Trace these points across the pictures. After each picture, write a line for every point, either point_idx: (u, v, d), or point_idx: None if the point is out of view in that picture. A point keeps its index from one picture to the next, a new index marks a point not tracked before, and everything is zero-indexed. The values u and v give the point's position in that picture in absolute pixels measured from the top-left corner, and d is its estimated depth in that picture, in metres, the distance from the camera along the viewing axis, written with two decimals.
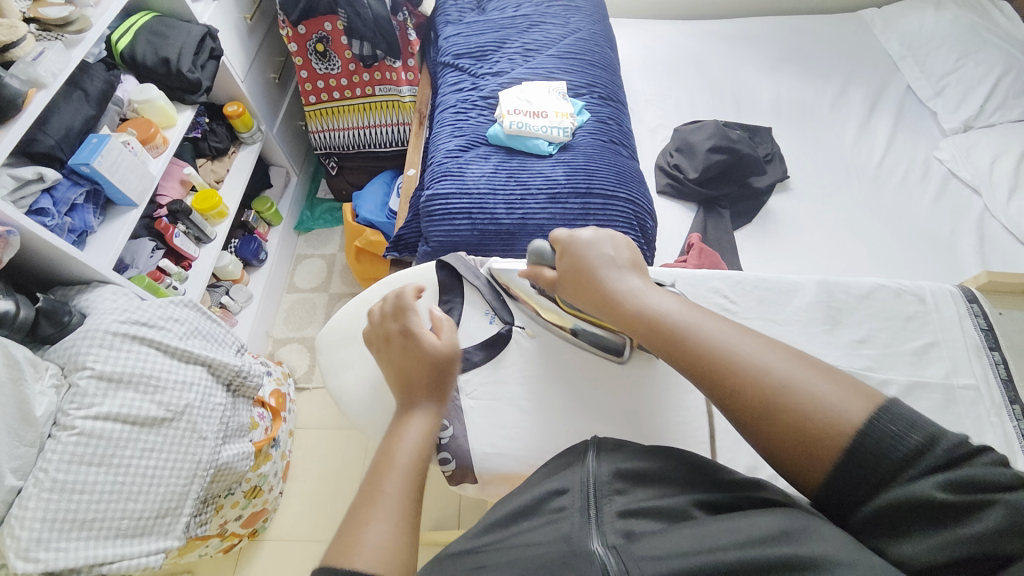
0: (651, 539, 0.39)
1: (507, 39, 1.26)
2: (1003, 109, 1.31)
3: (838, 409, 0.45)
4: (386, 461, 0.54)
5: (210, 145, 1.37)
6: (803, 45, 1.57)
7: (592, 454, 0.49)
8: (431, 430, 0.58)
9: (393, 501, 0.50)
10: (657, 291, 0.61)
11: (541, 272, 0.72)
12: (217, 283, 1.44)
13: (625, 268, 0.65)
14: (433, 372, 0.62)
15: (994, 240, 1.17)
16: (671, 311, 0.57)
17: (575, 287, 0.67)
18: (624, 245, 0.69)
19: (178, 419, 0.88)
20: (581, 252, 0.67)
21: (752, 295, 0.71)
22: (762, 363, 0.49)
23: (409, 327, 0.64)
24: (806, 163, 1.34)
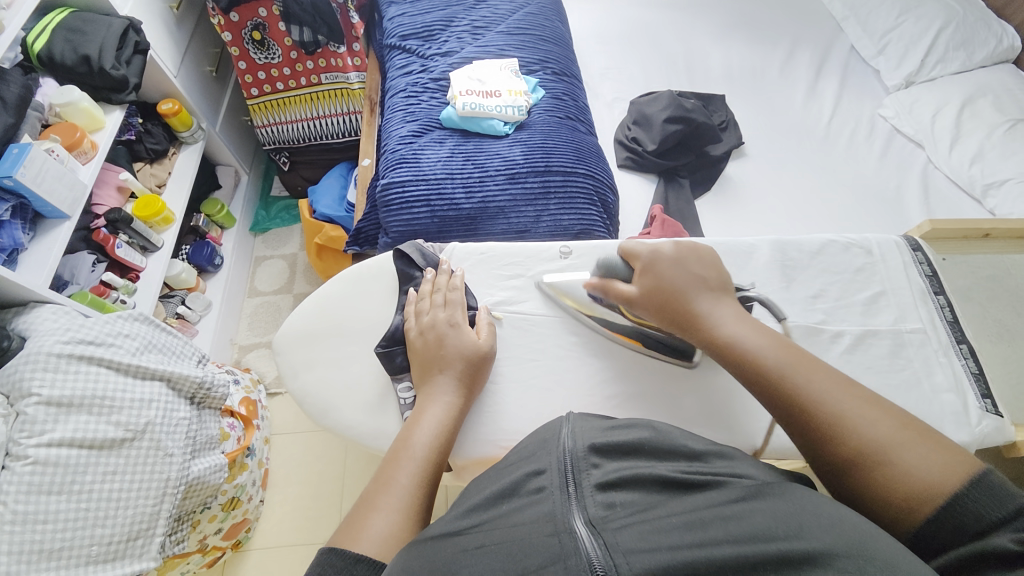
0: (632, 521, 0.39)
1: (454, 17, 1.22)
2: (943, 62, 1.33)
3: (937, 477, 0.44)
4: (404, 449, 0.54)
5: (147, 147, 1.28)
6: (752, 10, 1.58)
7: (568, 434, 0.49)
8: (453, 424, 0.57)
9: (406, 492, 0.50)
10: (749, 324, 0.58)
11: (613, 286, 0.66)
12: (170, 293, 1.36)
13: (714, 295, 0.61)
14: (467, 366, 0.61)
15: (936, 191, 1.22)
16: (767, 348, 0.54)
17: (656, 311, 0.63)
18: (709, 264, 0.64)
19: (141, 437, 0.84)
20: (666, 275, 0.62)
21: None
22: (867, 415, 0.48)
23: (453, 319, 0.64)
24: (759, 128, 1.36)
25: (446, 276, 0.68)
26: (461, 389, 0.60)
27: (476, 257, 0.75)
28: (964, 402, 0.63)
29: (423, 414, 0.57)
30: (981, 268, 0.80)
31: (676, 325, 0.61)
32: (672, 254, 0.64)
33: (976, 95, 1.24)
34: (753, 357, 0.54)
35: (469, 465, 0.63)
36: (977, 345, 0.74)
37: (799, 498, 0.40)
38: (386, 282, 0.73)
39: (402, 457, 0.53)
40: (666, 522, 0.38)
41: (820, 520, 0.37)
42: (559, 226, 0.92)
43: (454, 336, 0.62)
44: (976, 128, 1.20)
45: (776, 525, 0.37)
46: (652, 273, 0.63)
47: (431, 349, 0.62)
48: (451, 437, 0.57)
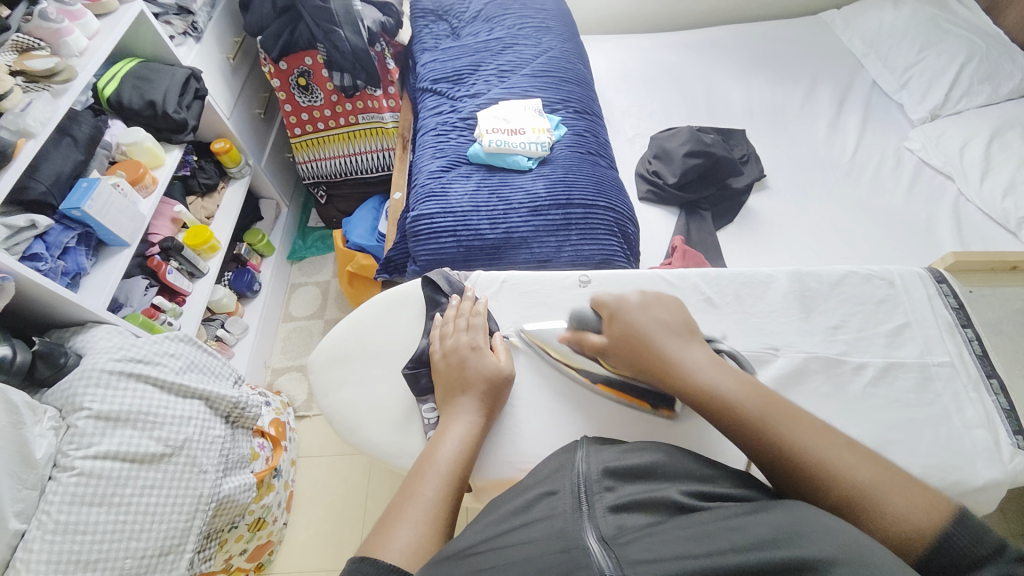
0: (644, 537, 0.39)
1: (482, 62, 1.31)
2: (968, 96, 1.33)
3: (916, 521, 0.46)
4: (428, 464, 0.56)
5: (200, 182, 1.40)
6: (775, 50, 1.63)
7: (582, 457, 0.51)
8: (471, 442, 0.59)
9: (430, 504, 0.52)
10: (723, 365, 0.59)
11: (586, 337, 0.67)
12: (211, 317, 1.45)
13: (682, 339, 0.62)
14: (488, 387, 0.63)
15: (969, 223, 1.20)
16: (741, 392, 0.55)
17: (631, 359, 0.63)
18: (674, 312, 0.66)
19: (178, 453, 0.89)
20: (635, 322, 0.64)
21: (729, 290, 0.74)
22: (841, 458, 0.49)
23: (475, 341, 0.66)
24: (782, 162, 1.38)
25: (469, 302, 0.71)
26: (483, 409, 0.62)
27: (498, 284, 0.77)
28: (996, 438, 0.61)
29: (446, 431, 0.59)
30: (1013, 300, 0.78)
31: (650, 371, 0.61)
32: (637, 302, 0.66)
33: (1004, 128, 1.23)
34: (730, 402, 0.54)
35: (487, 486, 0.65)
36: (1012, 382, 0.71)
37: (801, 510, 0.39)
38: (412, 308, 0.76)
39: (426, 472, 0.55)
40: (671, 535, 0.39)
41: (818, 527, 0.37)
42: (580, 255, 0.95)
43: (476, 359, 0.65)
44: (1007, 160, 1.19)
45: (774, 533, 0.37)
46: (620, 322, 0.65)
47: (454, 372, 0.64)
48: (473, 454, 0.59)
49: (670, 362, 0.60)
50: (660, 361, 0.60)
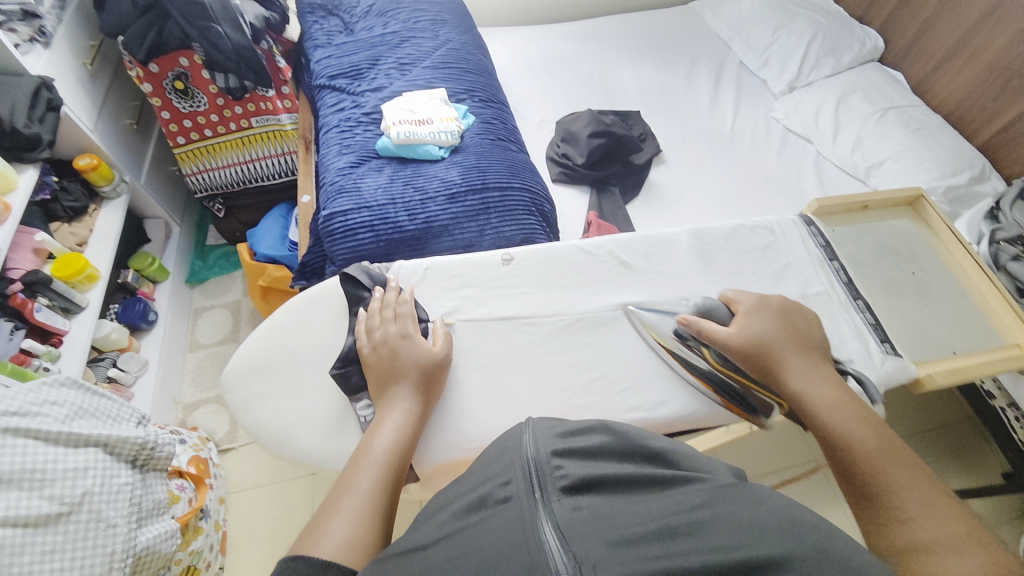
0: (599, 523, 0.41)
1: (380, 56, 1.28)
2: (818, 68, 1.54)
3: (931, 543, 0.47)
4: (364, 455, 0.55)
5: (64, 206, 1.22)
6: (656, 37, 1.77)
7: (531, 442, 0.51)
8: (409, 434, 0.59)
9: (365, 496, 0.51)
10: (837, 383, 0.63)
11: (708, 326, 0.69)
12: (100, 356, 1.27)
13: (804, 351, 0.67)
14: (423, 374, 0.63)
15: (830, 178, 1.40)
16: (850, 410, 0.60)
17: (750, 360, 0.66)
18: (811, 323, 0.70)
19: (78, 510, 0.79)
20: (766, 328, 0.67)
21: (639, 250, 0.79)
22: (916, 493, 0.52)
23: (408, 330, 0.65)
24: (673, 138, 1.51)
25: (394, 292, 0.69)
26: (418, 394, 0.62)
27: (422, 271, 0.75)
28: (867, 348, 0.72)
29: (382, 421, 0.59)
30: (868, 232, 0.90)
31: (762, 371, 0.66)
32: (778, 308, 0.70)
33: (848, 92, 1.45)
34: (829, 422, 0.60)
35: (438, 471, 0.64)
36: (873, 300, 0.83)
37: (758, 501, 0.43)
38: (336, 307, 0.72)
39: (362, 463, 0.55)
40: (635, 531, 0.40)
41: (780, 523, 0.41)
42: (502, 236, 0.95)
43: (408, 347, 0.64)
44: (853, 120, 1.40)
45: (739, 535, 0.40)
46: (751, 319, 0.68)
47: (385, 363, 0.63)
48: (411, 443, 0.59)
49: (789, 375, 0.64)
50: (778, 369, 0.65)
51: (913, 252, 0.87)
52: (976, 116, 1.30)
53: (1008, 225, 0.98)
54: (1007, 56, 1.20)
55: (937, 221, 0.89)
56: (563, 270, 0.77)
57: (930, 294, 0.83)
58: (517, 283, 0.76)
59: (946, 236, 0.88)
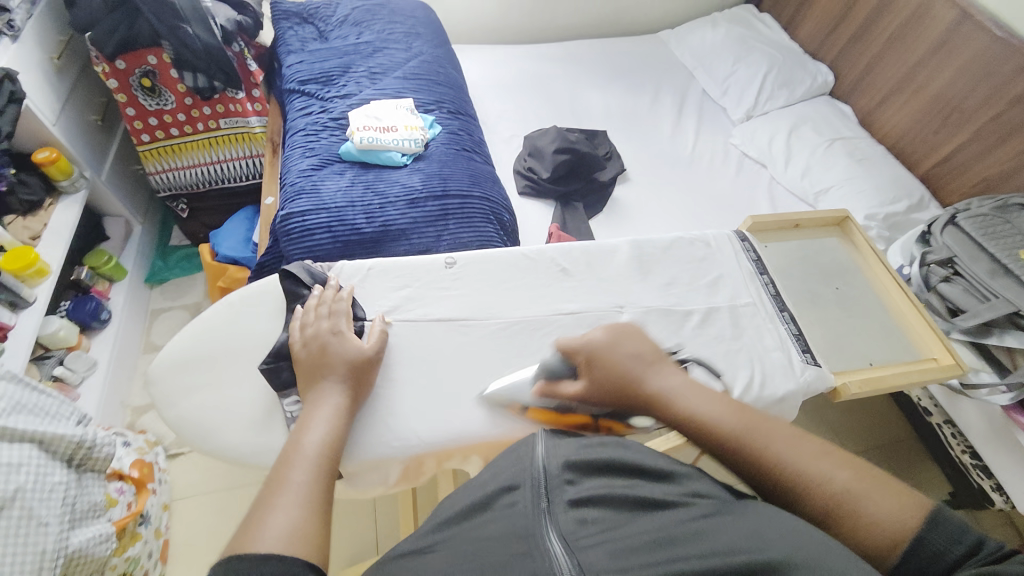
0: (605, 539, 0.43)
1: (352, 64, 1.31)
2: (772, 99, 1.63)
3: (859, 498, 0.48)
4: (293, 451, 0.55)
5: (20, 199, 1.18)
6: (626, 63, 1.85)
7: (544, 454, 0.52)
8: (340, 432, 0.59)
9: (301, 487, 0.51)
10: (693, 385, 0.59)
11: (561, 388, 0.62)
12: (46, 354, 1.23)
13: (656, 363, 0.61)
14: (352, 370, 0.63)
15: (782, 201, 1.48)
16: (715, 405, 0.56)
17: (623, 403, 0.60)
18: (640, 338, 0.65)
19: (8, 507, 0.74)
20: (613, 359, 0.61)
21: (581, 260, 0.81)
22: (812, 456, 0.51)
23: (337, 326, 0.66)
24: (637, 158, 1.57)
25: (334, 291, 0.70)
26: (347, 389, 0.62)
27: (365, 271, 0.76)
28: (789, 358, 0.76)
29: (310, 416, 0.59)
30: (797, 249, 0.94)
31: (636, 407, 0.60)
32: (607, 339, 0.64)
33: (800, 123, 1.54)
34: (709, 422, 0.55)
35: (361, 470, 0.64)
36: (800, 311, 0.86)
37: (764, 513, 0.45)
38: (271, 305, 0.72)
39: (292, 460, 0.54)
40: (637, 541, 0.42)
41: (779, 531, 0.42)
42: (458, 242, 0.97)
43: (338, 344, 0.64)
44: (803, 148, 1.48)
45: (739, 541, 0.41)
46: (597, 364, 0.62)
47: (315, 358, 0.63)
48: (342, 436, 0.59)
49: (653, 397, 0.58)
50: (643, 396, 0.59)
51: (837, 269, 0.92)
52: (917, 148, 1.40)
53: (939, 248, 1.03)
54: (946, 93, 1.30)
55: (862, 241, 0.94)
56: (507, 273, 0.79)
57: (853, 307, 0.88)
58: (457, 287, 0.76)
59: (869, 253, 0.94)
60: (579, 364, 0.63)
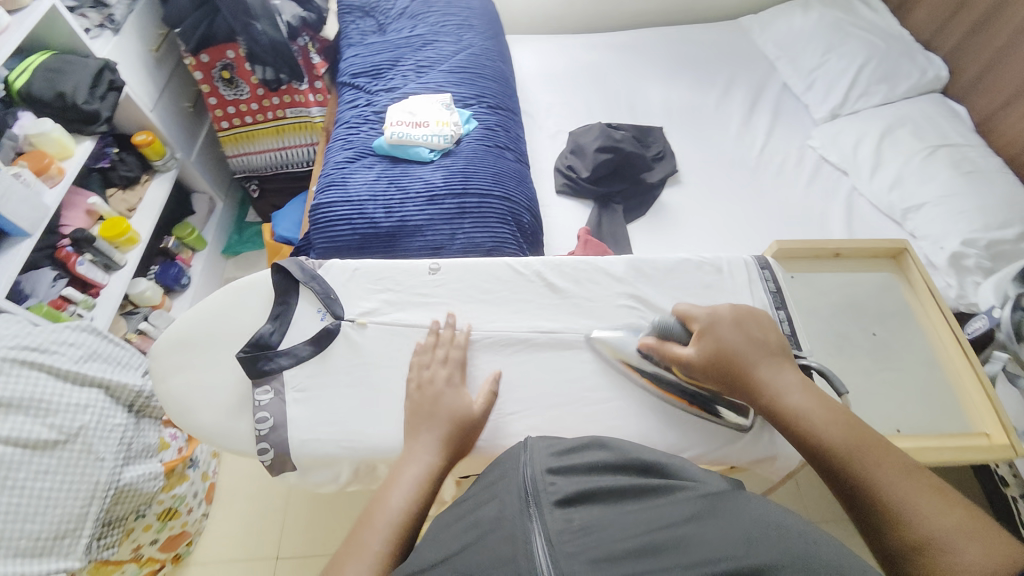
0: (588, 538, 0.42)
1: (402, 57, 1.34)
2: (866, 96, 1.41)
3: (960, 547, 0.46)
4: (377, 511, 0.52)
5: (120, 175, 1.39)
6: (698, 52, 1.70)
7: (526, 462, 0.51)
8: (426, 498, 0.54)
9: (378, 558, 0.48)
10: (817, 393, 0.59)
11: (669, 347, 0.64)
12: (134, 310, 1.42)
13: (778, 357, 0.62)
14: (462, 430, 0.59)
15: (861, 215, 1.29)
16: (829, 417, 0.57)
17: (717, 375, 0.61)
18: (768, 329, 0.64)
19: (73, 440, 0.90)
20: (725, 339, 0.62)
21: (570, 275, 0.75)
22: (910, 494, 0.50)
23: (451, 379, 0.62)
24: (693, 158, 1.44)
25: (450, 330, 0.67)
26: (445, 450, 0.57)
27: (352, 271, 0.72)
28: None
29: (399, 475, 0.55)
30: (833, 284, 0.88)
31: (732, 385, 0.61)
32: (731, 317, 0.64)
33: (896, 125, 1.31)
34: (820, 437, 0.56)
35: (313, 463, 0.61)
36: (820, 350, 0.82)
37: (751, 512, 0.43)
38: (260, 299, 0.69)
39: (374, 520, 0.51)
40: (621, 546, 0.40)
41: (770, 534, 0.41)
42: (471, 242, 0.96)
43: (449, 397, 0.61)
44: (895, 155, 1.26)
45: (727, 545, 0.40)
46: (710, 335, 0.63)
47: (423, 404, 0.60)
48: (429, 501, 0.54)
49: (761, 384, 0.60)
50: (749, 381, 0.60)
51: (880, 312, 0.86)
52: None
53: None
54: None
55: (918, 279, 0.87)
56: (483, 285, 0.73)
57: (888, 357, 0.83)
58: (438, 294, 0.71)
59: (926, 297, 0.87)
60: (693, 333, 0.64)
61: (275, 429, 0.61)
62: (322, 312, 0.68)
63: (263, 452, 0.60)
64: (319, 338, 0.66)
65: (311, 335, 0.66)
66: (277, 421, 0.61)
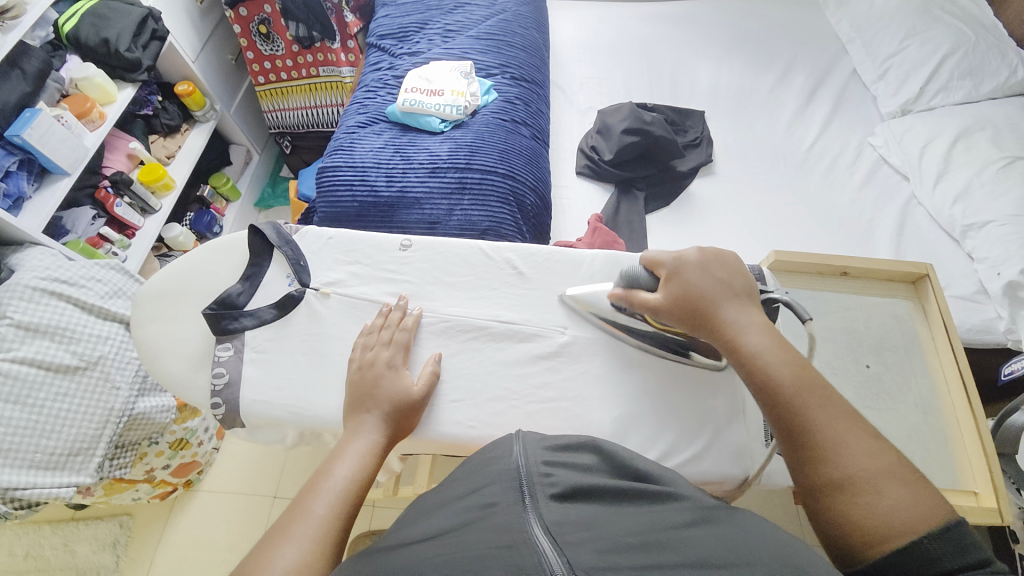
0: (590, 532, 0.38)
1: (430, 20, 1.29)
2: (946, 91, 1.22)
3: (886, 496, 0.45)
4: (322, 479, 0.52)
5: (162, 122, 1.45)
6: (760, 29, 1.54)
7: (520, 453, 0.48)
8: (367, 468, 0.54)
9: (320, 522, 0.49)
10: (777, 337, 0.56)
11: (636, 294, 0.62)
12: (167, 253, 1.51)
13: (742, 298, 0.59)
14: (402, 410, 0.59)
15: (915, 229, 1.14)
16: (783, 359, 0.54)
17: (681, 316, 0.60)
18: (736, 271, 0.61)
19: (92, 368, 0.98)
20: (694, 279, 0.60)
21: (544, 266, 0.71)
22: (848, 440, 0.48)
23: (394, 359, 0.62)
24: (733, 148, 1.32)
25: (400, 312, 0.66)
26: (387, 427, 0.57)
27: (326, 240, 0.72)
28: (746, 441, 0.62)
29: (345, 448, 0.55)
30: (830, 305, 0.82)
31: (695, 323, 0.59)
32: (697, 259, 0.61)
33: (975, 128, 1.14)
34: (770, 378, 0.53)
35: (261, 424, 0.62)
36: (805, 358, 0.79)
37: (751, 527, 0.41)
38: (238, 260, 0.71)
39: (319, 487, 0.52)
40: (618, 541, 0.37)
41: (768, 547, 0.38)
42: (467, 221, 0.94)
43: (390, 379, 0.60)
44: (968, 163, 1.10)
45: (728, 553, 0.37)
46: (677, 279, 0.60)
47: (363, 386, 0.59)
48: (373, 473, 0.55)
49: (720, 323, 0.57)
50: (710, 319, 0.58)
51: (883, 342, 0.81)
52: None
53: None
54: None
55: (933, 312, 0.79)
56: (455, 267, 0.71)
57: (876, 395, 0.79)
58: (404, 272, 0.70)
59: (940, 334, 0.79)
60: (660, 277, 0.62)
61: (231, 386, 0.63)
62: (291, 279, 0.69)
63: (216, 407, 0.62)
64: (283, 305, 0.67)
65: (277, 300, 0.67)
66: (234, 379, 0.63)
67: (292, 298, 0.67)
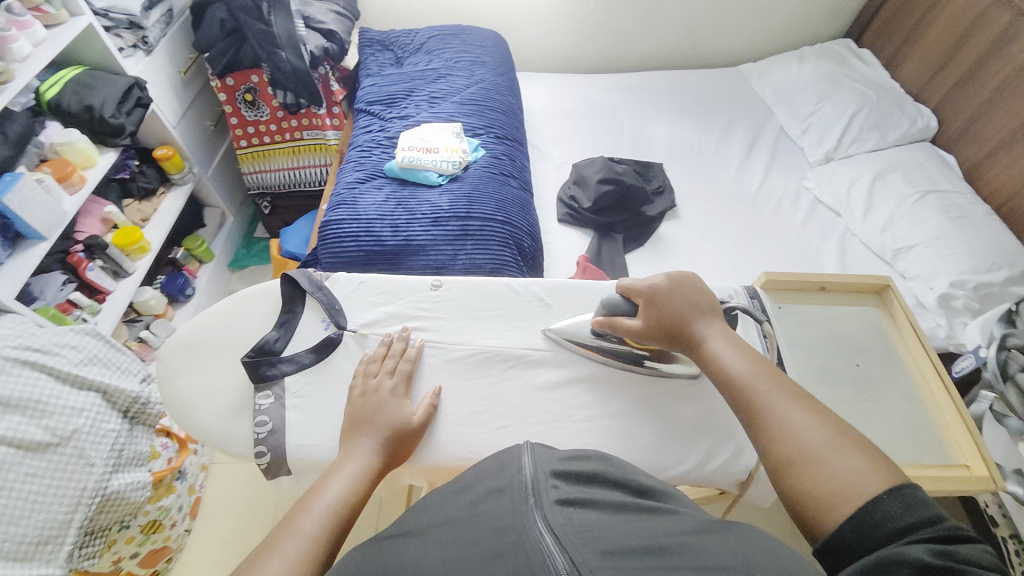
0: (592, 535, 0.39)
1: (415, 89, 1.41)
2: (859, 141, 1.47)
3: (835, 463, 0.49)
4: (314, 499, 0.52)
5: (139, 186, 1.44)
6: (700, 95, 1.78)
7: (530, 462, 0.50)
8: (357, 489, 0.54)
9: (308, 540, 0.48)
10: (738, 343, 0.62)
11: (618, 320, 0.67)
12: (137, 317, 1.44)
13: (706, 314, 0.65)
14: (402, 436, 0.60)
15: (856, 256, 1.31)
16: (744, 359, 0.60)
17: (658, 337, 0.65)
18: (701, 290, 0.67)
19: (65, 444, 0.90)
20: (664, 302, 0.65)
21: (567, 296, 0.76)
22: (794, 418, 0.53)
23: (395, 386, 0.64)
24: (693, 195, 1.48)
25: (403, 343, 0.69)
26: (382, 451, 0.58)
27: (356, 283, 0.75)
28: None
29: (338, 468, 0.56)
30: (819, 317, 0.92)
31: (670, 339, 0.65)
32: (667, 283, 0.66)
33: (887, 170, 1.37)
34: (729, 375, 0.60)
35: (307, 469, 0.62)
36: (799, 368, 0.86)
37: (751, 536, 0.42)
38: (270, 309, 0.72)
39: (310, 507, 0.51)
40: (624, 543, 0.38)
41: (767, 555, 0.39)
42: (472, 263, 0.99)
43: (391, 405, 0.62)
44: (888, 199, 1.31)
45: (729, 559, 0.38)
46: (652, 304, 0.66)
47: (364, 411, 0.61)
48: (363, 499, 0.54)
49: (688, 336, 0.64)
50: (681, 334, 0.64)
51: (861, 344, 0.91)
52: None
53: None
54: None
55: (901, 314, 0.92)
56: (483, 303, 0.75)
57: (868, 390, 0.88)
58: (434, 309, 0.73)
59: (906, 331, 0.91)
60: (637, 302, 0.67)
61: (274, 434, 0.63)
62: (326, 323, 0.71)
63: (261, 456, 0.62)
64: (321, 347, 0.68)
65: (312, 344, 0.69)
66: (276, 426, 0.63)
67: (330, 341, 0.69)
